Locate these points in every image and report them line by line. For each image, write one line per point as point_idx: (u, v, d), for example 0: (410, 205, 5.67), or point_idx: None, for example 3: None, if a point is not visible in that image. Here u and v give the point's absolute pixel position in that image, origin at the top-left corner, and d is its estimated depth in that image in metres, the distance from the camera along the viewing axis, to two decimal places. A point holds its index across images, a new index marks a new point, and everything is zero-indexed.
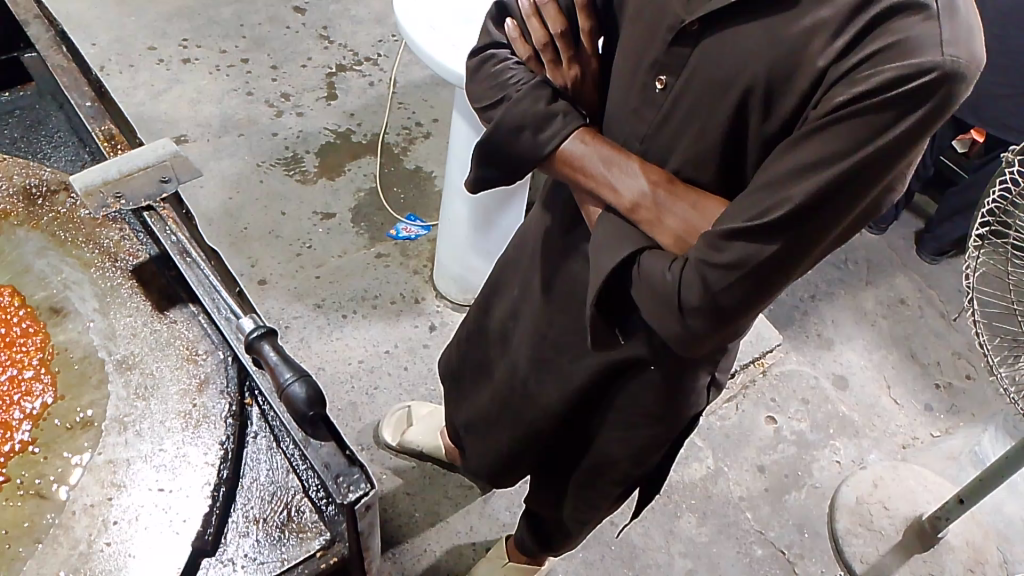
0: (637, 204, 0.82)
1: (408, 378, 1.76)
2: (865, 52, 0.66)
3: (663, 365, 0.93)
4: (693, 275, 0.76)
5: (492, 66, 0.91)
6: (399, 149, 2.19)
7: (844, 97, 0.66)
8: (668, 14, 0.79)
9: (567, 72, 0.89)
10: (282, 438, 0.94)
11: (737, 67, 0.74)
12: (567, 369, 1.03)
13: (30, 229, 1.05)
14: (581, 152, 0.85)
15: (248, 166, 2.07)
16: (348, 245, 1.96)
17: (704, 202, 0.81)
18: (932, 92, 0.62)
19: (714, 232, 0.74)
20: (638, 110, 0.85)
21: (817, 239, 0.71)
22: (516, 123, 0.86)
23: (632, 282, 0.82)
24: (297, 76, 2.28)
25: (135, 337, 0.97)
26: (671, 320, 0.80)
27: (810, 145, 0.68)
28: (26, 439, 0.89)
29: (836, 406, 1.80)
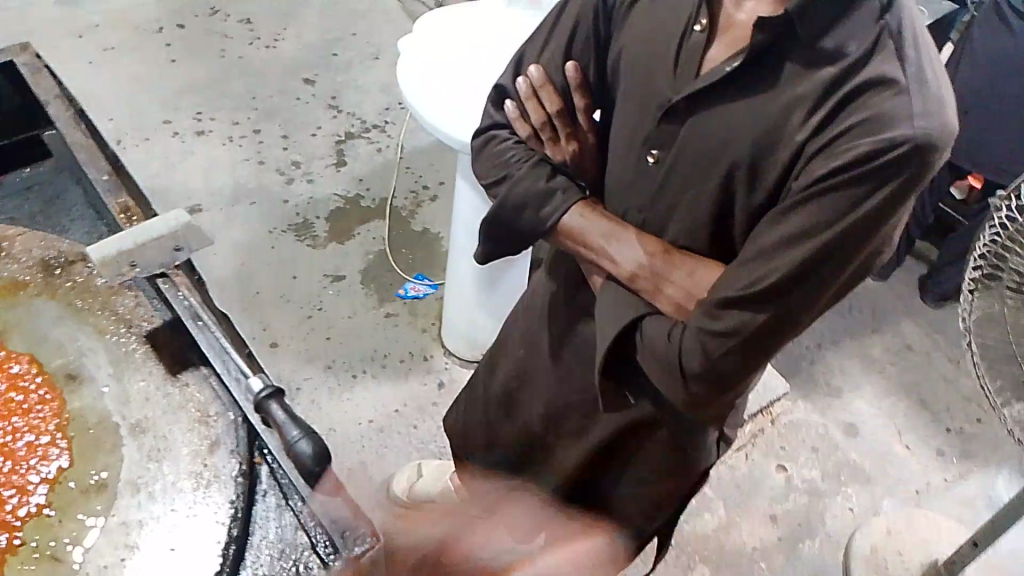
0: (636, 273, 0.87)
1: (418, 436, 1.78)
2: (842, 125, 0.72)
3: (669, 424, 0.97)
4: (693, 339, 0.81)
5: (493, 146, 0.95)
6: (406, 212, 2.24)
7: (825, 169, 0.72)
8: (656, 93, 0.84)
9: (566, 147, 0.95)
10: (290, 495, 0.99)
11: (723, 142, 0.79)
12: (580, 428, 1.05)
13: (47, 299, 1.08)
14: (581, 224, 0.90)
15: (260, 232, 2.13)
16: (358, 306, 2.00)
17: (701, 268, 0.85)
18: (908, 161, 0.70)
19: (712, 299, 0.80)
20: (633, 183, 0.89)
21: (808, 304, 0.77)
22: (519, 201, 0.91)
23: (638, 349, 0.87)
24: (306, 145, 2.36)
25: (149, 401, 0.99)
26: (674, 384, 0.84)
27: (796, 215, 0.74)
28: (41, 503, 0.91)
29: (846, 453, 1.80)
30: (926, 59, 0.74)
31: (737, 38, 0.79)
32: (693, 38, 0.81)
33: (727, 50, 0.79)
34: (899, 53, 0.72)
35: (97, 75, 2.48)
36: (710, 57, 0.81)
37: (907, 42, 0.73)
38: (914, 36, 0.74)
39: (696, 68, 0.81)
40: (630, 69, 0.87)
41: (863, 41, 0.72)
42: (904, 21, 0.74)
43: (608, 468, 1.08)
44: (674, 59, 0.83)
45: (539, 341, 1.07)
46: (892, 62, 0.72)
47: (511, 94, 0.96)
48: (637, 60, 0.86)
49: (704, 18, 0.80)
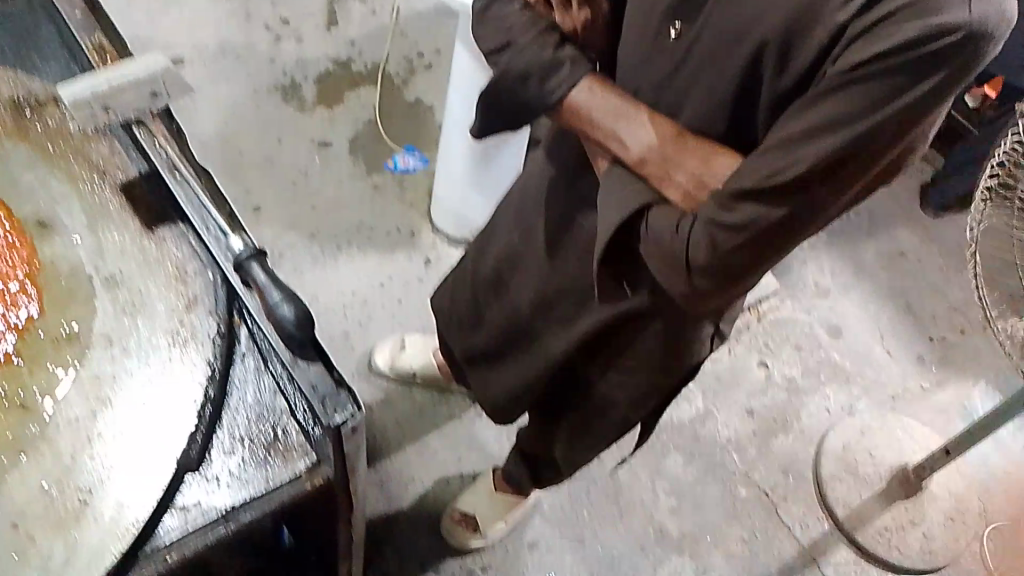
0: (645, 158, 0.81)
1: (402, 312, 1.76)
2: (890, 6, 0.65)
3: (665, 316, 0.94)
4: (702, 231, 0.77)
5: (496, 9, 0.86)
6: (399, 80, 2.14)
7: (866, 54, 0.66)
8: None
9: (578, 16, 0.85)
10: (270, 358, 0.91)
11: (756, 18, 0.73)
12: (570, 314, 1.03)
13: (17, 141, 1.02)
14: (588, 100, 0.84)
15: (245, 91, 2.03)
16: (346, 175, 1.94)
17: (715, 156, 0.80)
18: (957, 50, 0.64)
19: (725, 191, 0.75)
20: (652, 59, 0.83)
21: (827, 204, 0.73)
22: (522, 72, 0.83)
23: (642, 238, 0.83)
24: (296, 0, 2.22)
25: (123, 254, 0.95)
26: (677, 276, 0.81)
27: (826, 104, 0.68)
28: (9, 350, 0.89)
29: (828, 354, 1.81)
30: None
31: None
32: None
33: None
34: None
35: None
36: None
37: None
38: None
39: None
40: None
41: None
42: None
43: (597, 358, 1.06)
44: None
45: (533, 225, 1.02)
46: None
47: None
48: None
49: None
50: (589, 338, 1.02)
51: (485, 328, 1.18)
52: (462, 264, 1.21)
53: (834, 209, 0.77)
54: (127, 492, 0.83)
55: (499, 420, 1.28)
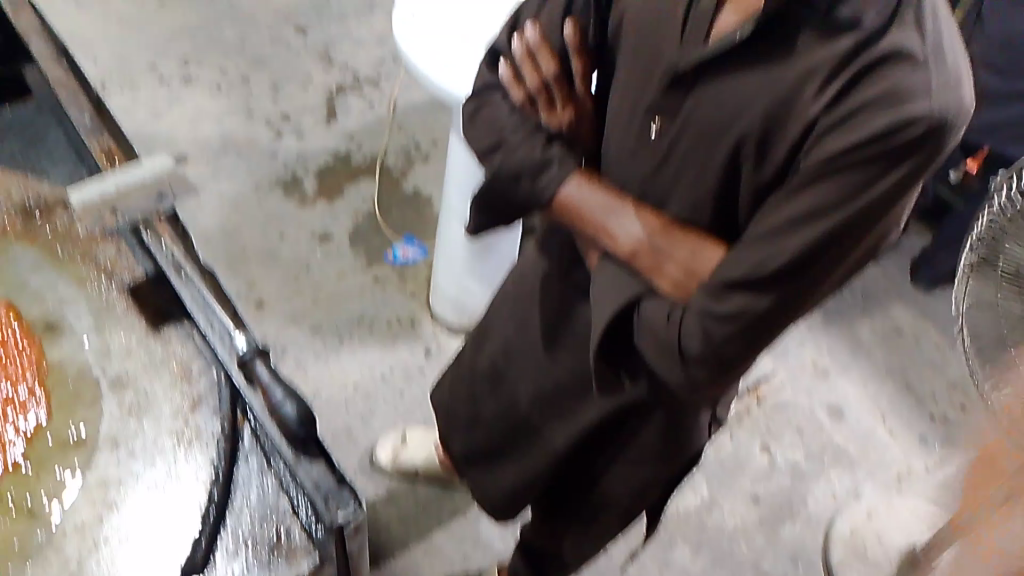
0: (636, 250, 0.84)
1: (403, 403, 1.76)
2: (857, 101, 0.69)
3: (664, 408, 0.95)
4: (694, 322, 0.78)
5: (485, 112, 0.93)
6: (397, 172, 2.20)
7: (838, 147, 0.69)
8: (663, 59, 0.81)
9: (562, 114, 0.89)
10: (273, 459, 0.91)
11: (733, 114, 0.76)
12: (571, 409, 1.03)
13: (26, 245, 1.04)
14: (579, 196, 0.87)
15: (247, 187, 2.08)
16: (346, 267, 1.96)
17: (704, 245, 0.83)
18: (925, 139, 0.67)
19: (713, 281, 0.77)
20: (636, 153, 0.87)
21: (813, 287, 0.75)
22: (514, 171, 0.88)
23: (635, 330, 0.84)
24: (297, 98, 2.30)
25: (129, 355, 0.96)
26: (672, 366, 0.81)
27: (805, 194, 0.71)
28: (19, 457, 0.89)
29: (830, 436, 1.80)
30: (944, 31, 0.70)
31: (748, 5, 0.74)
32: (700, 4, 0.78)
33: (739, 16, 0.75)
34: (918, 23, 0.68)
35: (82, 15, 2.40)
36: (719, 23, 0.76)
37: (926, 13, 0.69)
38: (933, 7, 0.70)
39: (704, 34, 0.77)
40: (633, 32, 0.84)
41: (882, 9, 0.68)
42: None
43: (599, 450, 1.07)
44: (681, 24, 0.79)
45: (531, 318, 1.04)
46: (912, 33, 0.68)
47: (507, 56, 0.91)
48: (640, 25, 0.83)
49: None
50: (592, 431, 1.02)
51: (486, 426, 1.18)
52: (460, 362, 1.21)
53: (821, 293, 0.79)
54: None
55: (498, 517, 1.26)
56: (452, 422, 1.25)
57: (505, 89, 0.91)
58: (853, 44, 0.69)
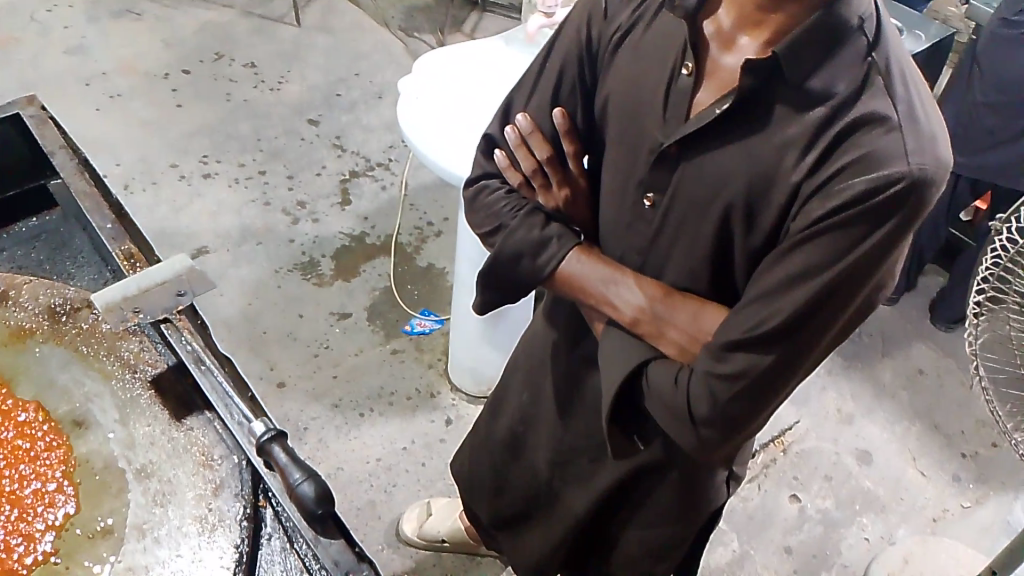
0: (638, 318, 0.87)
1: (426, 474, 1.77)
2: (835, 166, 0.72)
3: (681, 466, 0.96)
4: (700, 385, 0.81)
5: (484, 197, 0.97)
6: (411, 249, 2.25)
7: (821, 211, 0.72)
8: (648, 137, 0.84)
9: (558, 194, 0.95)
10: (295, 538, 0.99)
11: (719, 184, 0.79)
12: (587, 470, 1.04)
13: (53, 345, 1.08)
14: (579, 270, 0.90)
15: (266, 272, 2.14)
16: (365, 343, 2.00)
17: (704, 310, 0.85)
18: (905, 199, 0.70)
19: (715, 343, 0.80)
20: (631, 225, 0.89)
21: (813, 345, 0.77)
22: (516, 251, 0.91)
23: (645, 395, 0.86)
24: (311, 184, 2.38)
25: (153, 445, 0.99)
26: (684, 429, 0.84)
27: (794, 256, 0.74)
28: (48, 549, 0.91)
29: (860, 482, 1.78)
30: (915, 94, 0.73)
31: (723, 83, 0.79)
32: (680, 83, 0.81)
33: (717, 94, 0.79)
34: (888, 89, 0.71)
35: (104, 121, 2.52)
36: (698, 101, 0.81)
37: (896, 78, 0.73)
38: (902, 72, 0.73)
39: (685, 111, 0.81)
40: (618, 112, 0.87)
41: (850, 79, 0.72)
42: (890, 56, 0.73)
43: (618, 512, 1.07)
44: (663, 102, 0.83)
45: (541, 385, 1.06)
46: (882, 98, 0.71)
47: (502, 144, 0.97)
48: (623, 106, 0.87)
49: (691, 61, 0.80)
50: (608, 493, 1.03)
51: (507, 493, 1.19)
52: (477, 431, 1.23)
53: (824, 348, 0.80)
54: None
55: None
56: (473, 491, 1.25)
57: (502, 174, 0.97)
58: (828, 112, 0.72)
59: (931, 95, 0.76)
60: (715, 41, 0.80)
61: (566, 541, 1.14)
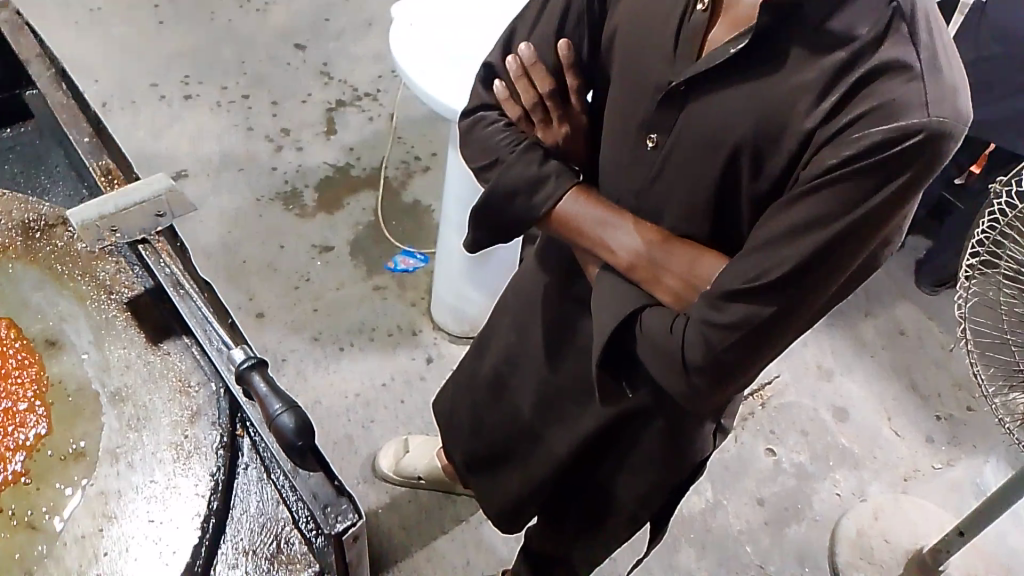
0: (634, 264, 0.84)
1: (405, 412, 1.76)
2: (851, 114, 0.69)
3: (668, 415, 0.94)
4: (695, 334, 0.79)
5: (481, 129, 0.92)
6: (397, 184, 2.21)
7: (834, 160, 0.69)
8: (654, 74, 0.81)
9: (558, 130, 0.90)
10: (273, 469, 0.94)
11: (726, 127, 0.76)
12: (573, 414, 1.03)
13: (27, 264, 1.04)
14: (576, 211, 0.87)
15: (248, 201, 2.09)
16: (346, 277, 1.97)
17: (702, 257, 0.83)
18: (922, 151, 0.67)
19: (714, 292, 0.77)
20: (631, 167, 0.87)
21: (813, 299, 0.75)
22: (510, 188, 0.87)
23: (636, 342, 0.84)
24: (296, 112, 2.31)
25: (128, 370, 0.96)
26: (675, 379, 0.82)
27: (801, 205, 0.71)
28: (18, 469, 0.87)
29: (835, 437, 1.80)
30: (938, 42, 0.70)
31: (737, 20, 0.75)
32: (693, 19, 0.77)
33: (729, 33, 0.75)
34: (912, 36, 0.68)
35: (82, 35, 2.42)
36: (712, 39, 0.77)
37: (920, 24, 0.69)
38: (927, 18, 0.70)
39: (696, 49, 0.77)
40: (626, 47, 0.84)
41: (873, 23, 0.68)
42: (916, 1, 0.70)
43: (605, 459, 1.06)
44: (673, 39, 0.79)
45: (530, 327, 1.04)
46: (906, 45, 0.68)
47: (501, 75, 0.92)
48: (631, 40, 0.83)
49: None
50: (594, 438, 1.02)
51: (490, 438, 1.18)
52: (461, 371, 1.21)
53: (824, 301, 0.78)
54: None
55: (505, 527, 1.27)
56: (455, 431, 1.24)
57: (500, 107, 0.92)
58: (849, 54, 0.69)
59: (954, 46, 0.72)
60: None
61: (545, 485, 1.13)
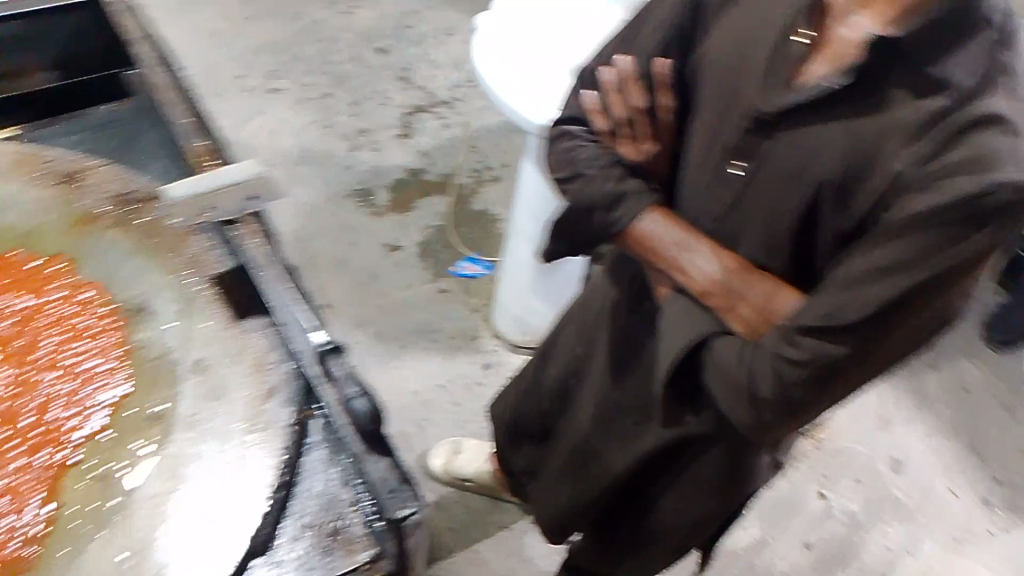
0: (709, 290, 0.83)
1: (459, 415, 1.77)
2: (946, 160, 0.67)
3: (728, 442, 0.93)
4: (767, 363, 0.76)
5: (565, 143, 0.92)
6: (467, 191, 2.24)
7: (923, 206, 0.67)
8: (745, 103, 0.81)
9: (643, 147, 0.89)
10: (339, 452, 0.92)
11: (811, 161, 0.76)
12: (632, 432, 1.02)
13: (119, 234, 1.09)
14: (655, 230, 0.86)
15: (322, 196, 2.14)
16: (412, 278, 2.00)
17: (779, 291, 0.81)
18: (1014, 206, 0.64)
19: (789, 326, 0.74)
20: (712, 191, 0.86)
21: (888, 344, 0.72)
22: (588, 204, 0.89)
23: (706, 369, 0.81)
24: (375, 114, 2.37)
25: (211, 342, 0.99)
26: (742, 409, 0.79)
27: (886, 248, 0.69)
28: (99, 427, 0.92)
29: (890, 488, 1.76)
30: None
31: (838, 53, 0.75)
32: (790, 52, 0.79)
33: (829, 65, 0.76)
34: (1011, 89, 0.68)
35: (178, 26, 2.52)
36: (808, 71, 0.78)
37: (1019, 79, 0.69)
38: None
39: (791, 80, 0.78)
40: (717, 74, 0.84)
41: (974, 71, 0.67)
42: (1017, 57, 0.70)
43: (658, 477, 1.06)
44: (769, 66, 0.79)
45: (596, 343, 1.04)
46: (1002, 99, 0.67)
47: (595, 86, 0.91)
48: (725, 68, 0.83)
49: (809, 30, 0.77)
50: (652, 456, 1.00)
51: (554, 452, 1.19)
52: (522, 379, 1.22)
53: (899, 348, 0.75)
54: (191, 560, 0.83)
55: (550, 538, 1.26)
56: (518, 437, 1.26)
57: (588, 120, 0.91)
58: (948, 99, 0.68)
59: None
60: (833, 11, 0.76)
61: (595, 502, 1.13)
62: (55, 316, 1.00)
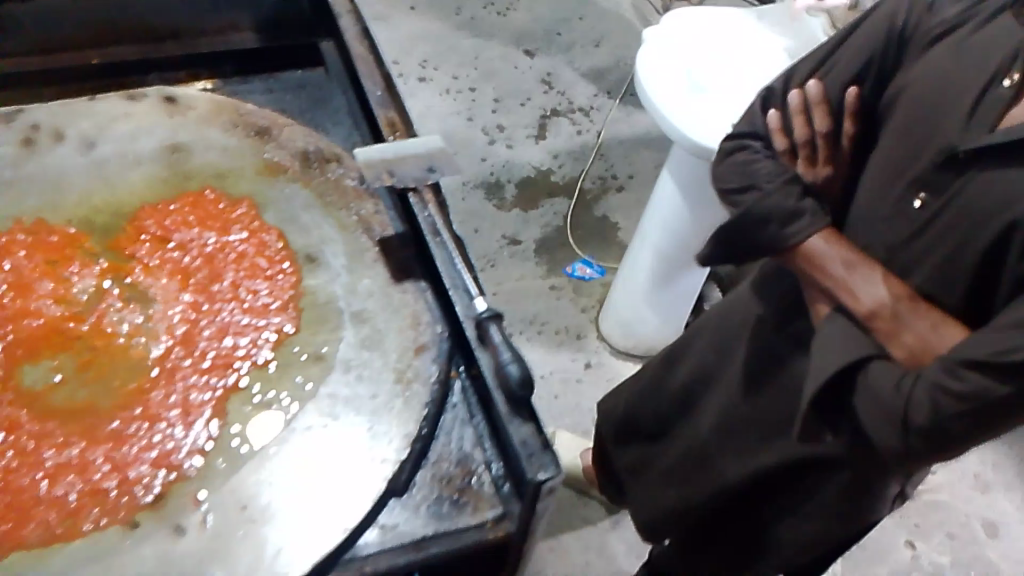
0: (875, 312, 0.85)
1: (557, 408, 1.84)
2: None
3: (857, 470, 0.95)
4: (925, 392, 0.78)
5: (741, 155, 0.97)
6: (592, 196, 2.30)
7: None
8: (939, 139, 0.85)
9: (820, 170, 0.95)
10: (475, 414, 1.01)
11: (1000, 202, 0.79)
12: (755, 445, 1.05)
13: (301, 186, 1.18)
14: (824, 251, 0.90)
15: (454, 182, 2.24)
16: (529, 271, 2.08)
17: (945, 324, 0.84)
18: None
19: (954, 357, 0.77)
20: (889, 221, 0.90)
21: None
22: (762, 215, 0.92)
23: (857, 392, 0.83)
24: (513, 111, 2.45)
25: (372, 296, 1.08)
26: (890, 435, 0.81)
27: None
28: (266, 358, 1.01)
29: (983, 552, 1.73)
30: None
31: None
32: (997, 93, 0.81)
33: None
34: None
35: None
36: (1011, 113, 0.80)
37: None
38: None
39: (992, 121, 0.81)
40: (912, 109, 0.88)
41: None
42: None
43: (772, 495, 1.08)
44: (971, 106, 0.82)
45: (735, 353, 1.08)
46: None
47: (779, 106, 0.97)
48: (922, 106, 0.87)
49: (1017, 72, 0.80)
50: (765, 473, 1.04)
51: (667, 455, 1.23)
52: (644, 379, 1.27)
53: None
54: (327, 493, 0.90)
55: (644, 536, 1.31)
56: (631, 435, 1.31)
57: (768, 138, 0.97)
58: None
59: None
60: None
61: (703, 508, 1.17)
62: (237, 253, 1.10)
